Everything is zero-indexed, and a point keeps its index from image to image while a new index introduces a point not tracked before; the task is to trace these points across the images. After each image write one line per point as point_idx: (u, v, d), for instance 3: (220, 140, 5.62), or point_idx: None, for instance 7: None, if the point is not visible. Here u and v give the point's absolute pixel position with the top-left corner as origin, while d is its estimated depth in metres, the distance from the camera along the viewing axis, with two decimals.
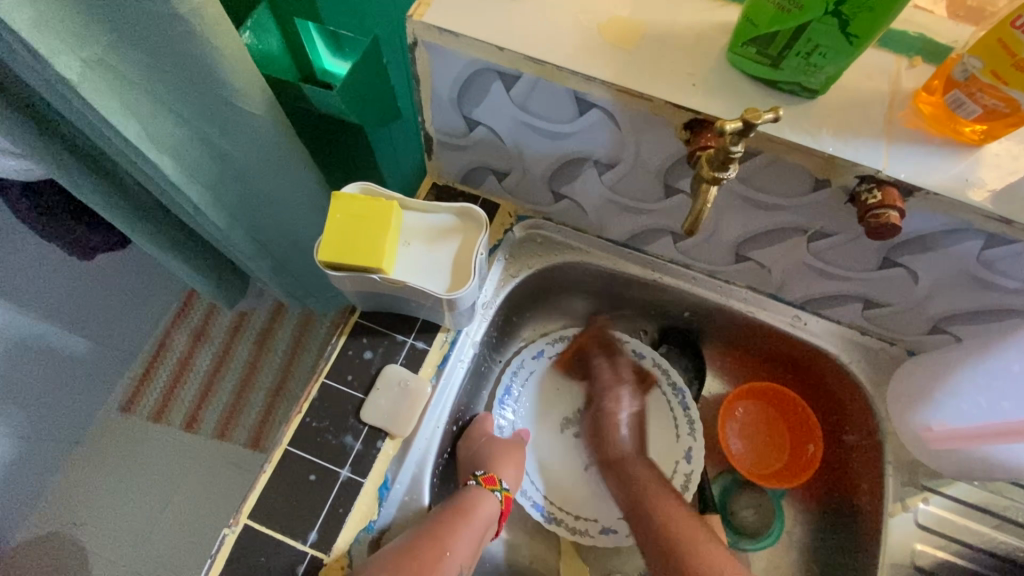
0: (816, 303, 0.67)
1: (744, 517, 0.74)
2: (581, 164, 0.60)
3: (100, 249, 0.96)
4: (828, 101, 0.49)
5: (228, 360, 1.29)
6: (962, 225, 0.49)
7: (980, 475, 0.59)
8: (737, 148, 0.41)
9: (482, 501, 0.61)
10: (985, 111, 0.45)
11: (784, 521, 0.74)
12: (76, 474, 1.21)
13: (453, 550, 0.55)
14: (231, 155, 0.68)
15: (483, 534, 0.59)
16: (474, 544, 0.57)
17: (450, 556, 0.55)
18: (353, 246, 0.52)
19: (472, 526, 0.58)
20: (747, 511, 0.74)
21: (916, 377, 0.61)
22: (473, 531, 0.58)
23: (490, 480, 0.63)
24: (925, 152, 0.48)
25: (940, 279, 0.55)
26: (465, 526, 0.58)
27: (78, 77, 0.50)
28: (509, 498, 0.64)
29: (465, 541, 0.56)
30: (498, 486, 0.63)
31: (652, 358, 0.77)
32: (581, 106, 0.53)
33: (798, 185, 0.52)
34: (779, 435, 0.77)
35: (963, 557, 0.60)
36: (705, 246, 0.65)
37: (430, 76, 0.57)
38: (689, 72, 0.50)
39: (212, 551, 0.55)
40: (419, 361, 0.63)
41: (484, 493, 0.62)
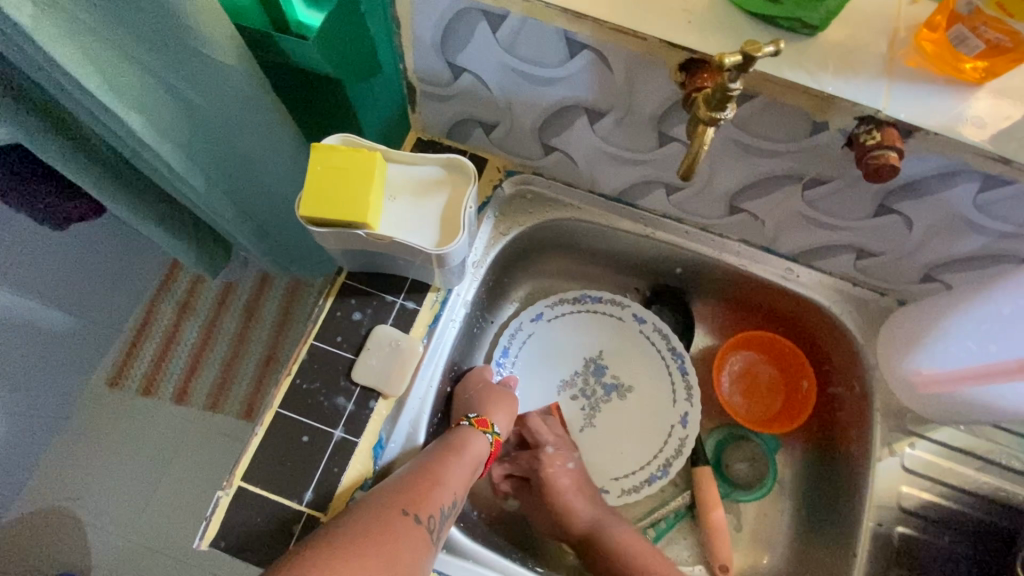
0: (809, 255, 0.66)
1: (738, 469, 0.76)
2: (572, 113, 0.58)
3: (74, 218, 0.92)
4: (828, 38, 0.47)
5: (214, 331, 1.27)
6: (961, 166, 0.48)
7: (966, 419, 0.60)
8: (736, 85, 0.39)
9: (473, 437, 0.61)
10: (988, 46, 0.44)
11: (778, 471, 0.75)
12: (67, 449, 1.20)
13: (445, 480, 0.56)
14: (203, 109, 0.64)
15: (474, 469, 0.60)
16: (464, 478, 0.58)
17: (443, 486, 0.55)
18: (335, 200, 0.50)
19: (462, 460, 0.58)
20: (740, 464, 0.76)
21: (908, 323, 0.61)
22: (463, 464, 0.58)
23: (483, 423, 0.64)
24: (926, 91, 0.47)
25: (935, 225, 0.55)
26: (456, 460, 0.58)
27: (29, 21, 0.45)
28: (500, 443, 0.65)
29: (456, 472, 0.57)
30: (490, 429, 0.64)
31: (651, 322, 0.77)
32: (571, 48, 0.50)
33: (795, 129, 0.50)
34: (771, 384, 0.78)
35: (948, 498, 0.62)
36: (699, 198, 0.64)
37: (410, 18, 0.54)
38: (685, 8, 0.47)
39: (207, 514, 0.54)
40: (410, 320, 0.62)
41: (475, 432, 0.62)
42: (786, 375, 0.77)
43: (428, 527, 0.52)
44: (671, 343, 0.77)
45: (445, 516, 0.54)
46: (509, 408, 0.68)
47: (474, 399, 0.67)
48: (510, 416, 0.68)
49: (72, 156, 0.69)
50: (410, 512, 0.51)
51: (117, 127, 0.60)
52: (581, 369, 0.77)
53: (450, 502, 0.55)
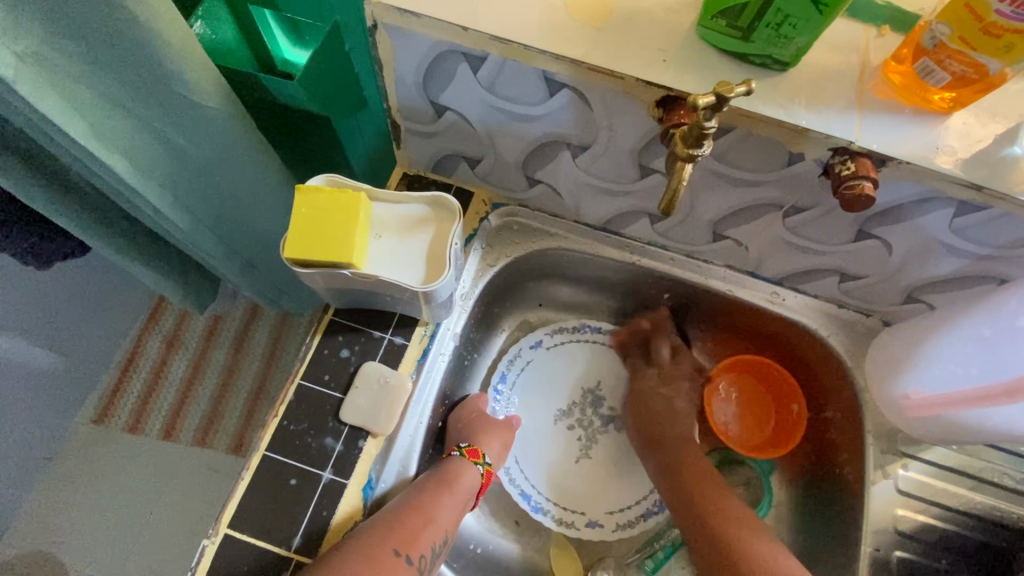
0: (794, 279, 0.67)
1: (735, 493, 0.75)
2: (554, 148, 0.59)
3: (58, 257, 0.91)
4: (800, 73, 0.49)
5: (203, 366, 1.25)
6: (934, 193, 0.49)
7: (956, 439, 0.60)
8: (712, 123, 0.40)
9: (465, 471, 0.61)
10: (954, 78, 0.45)
11: (773, 494, 0.75)
12: (49, 492, 1.17)
13: (438, 518, 0.55)
14: (189, 151, 0.64)
15: (465, 504, 0.59)
16: (456, 513, 0.57)
17: (435, 525, 0.55)
18: (322, 241, 0.50)
19: (454, 496, 0.58)
20: (736, 488, 0.75)
21: (894, 345, 0.62)
22: (456, 499, 0.58)
23: (474, 453, 0.63)
24: (897, 122, 0.48)
25: (914, 248, 0.56)
26: (449, 495, 0.57)
27: (13, 74, 0.46)
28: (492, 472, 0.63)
29: (450, 509, 0.56)
30: (481, 459, 0.63)
31: (651, 359, 0.79)
32: (551, 87, 0.51)
33: (773, 159, 0.51)
34: (763, 408, 0.77)
35: (944, 520, 0.61)
36: (684, 225, 0.64)
37: (393, 60, 0.55)
38: (660, 47, 0.49)
39: (191, 563, 0.53)
40: (398, 356, 0.61)
41: (466, 463, 0.61)
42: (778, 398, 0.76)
43: (418, 567, 0.52)
44: (672, 376, 0.77)
45: (435, 554, 0.55)
46: (501, 439, 0.68)
47: (465, 434, 0.66)
48: (500, 451, 0.67)
49: (57, 198, 0.69)
50: (402, 554, 0.51)
51: (102, 171, 0.60)
52: (579, 401, 0.78)
53: (440, 541, 0.55)
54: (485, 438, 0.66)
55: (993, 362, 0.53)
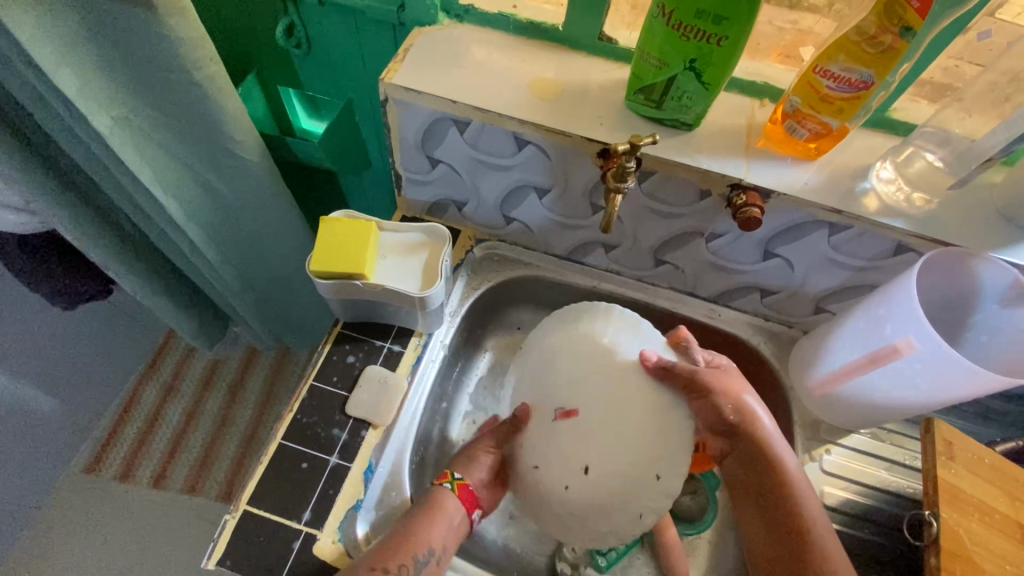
0: (725, 297, 0.81)
1: (683, 503, 0.81)
2: (525, 190, 0.74)
3: (83, 299, 1.05)
4: (702, 132, 0.65)
5: (200, 411, 1.34)
6: (812, 217, 0.64)
7: (865, 424, 0.72)
8: (632, 164, 0.56)
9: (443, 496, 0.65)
10: (811, 133, 0.62)
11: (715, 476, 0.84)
12: (40, 536, 1.21)
13: (416, 534, 0.60)
14: (227, 196, 0.78)
15: (450, 523, 0.63)
16: (438, 530, 0.61)
17: (414, 541, 0.59)
18: (340, 258, 0.63)
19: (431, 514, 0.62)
20: (685, 498, 0.82)
21: (808, 347, 0.75)
22: (432, 518, 0.62)
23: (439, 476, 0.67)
24: (777, 166, 0.64)
25: (808, 264, 0.71)
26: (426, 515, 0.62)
27: (107, 131, 0.61)
28: (465, 486, 0.66)
29: (427, 527, 0.61)
30: (450, 478, 0.67)
31: None
32: (519, 143, 0.67)
33: (689, 195, 0.67)
34: None
35: (864, 495, 0.71)
36: (632, 252, 0.79)
37: (398, 125, 0.71)
38: (599, 114, 0.66)
39: (213, 537, 0.61)
40: (396, 361, 0.73)
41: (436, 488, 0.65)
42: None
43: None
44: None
45: (421, 564, 0.58)
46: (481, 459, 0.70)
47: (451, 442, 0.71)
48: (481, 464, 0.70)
49: (108, 239, 0.82)
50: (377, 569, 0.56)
51: (157, 212, 0.74)
52: None
53: (425, 554, 0.59)
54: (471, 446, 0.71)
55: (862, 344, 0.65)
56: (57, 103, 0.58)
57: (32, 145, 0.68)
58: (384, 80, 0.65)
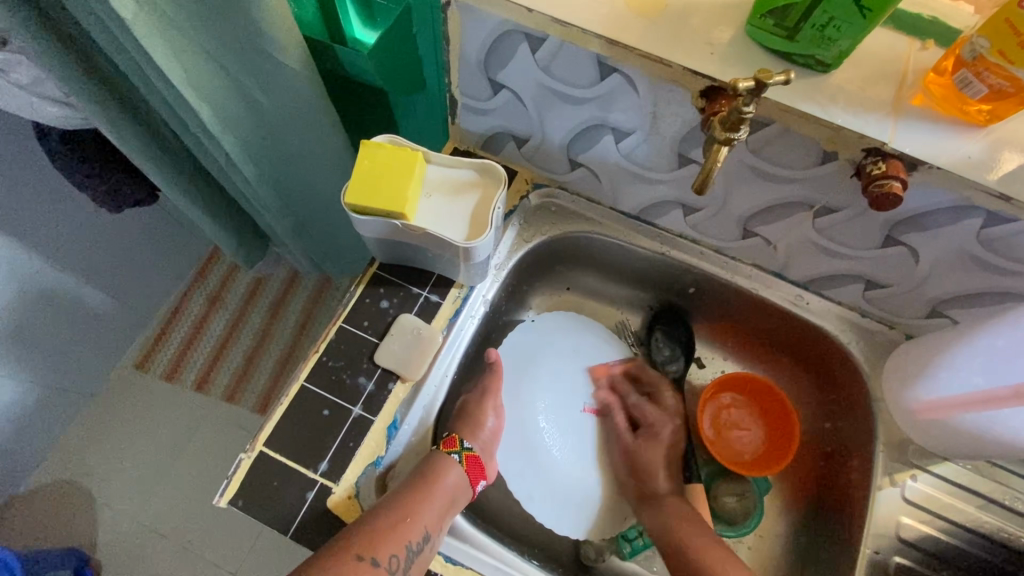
0: (818, 283, 0.69)
1: (726, 504, 0.75)
2: (599, 131, 0.63)
3: (129, 204, 1.03)
4: (841, 77, 0.51)
5: (240, 325, 1.35)
6: (964, 202, 0.51)
7: (969, 453, 0.61)
8: (750, 108, 0.43)
9: (446, 468, 0.59)
10: (991, 91, 0.46)
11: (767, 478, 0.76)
12: (91, 424, 1.28)
13: (414, 517, 0.54)
14: (264, 105, 0.70)
15: (449, 502, 0.57)
16: (436, 512, 0.55)
17: (412, 523, 0.53)
18: (380, 191, 0.55)
19: (433, 495, 0.56)
20: (729, 499, 0.75)
21: (913, 355, 0.63)
22: (433, 501, 0.55)
23: (451, 443, 0.60)
24: (932, 131, 0.50)
25: (939, 258, 0.57)
26: (426, 494, 0.55)
27: (132, 17, 0.53)
28: (473, 459, 0.61)
29: (428, 507, 0.55)
30: (458, 448, 0.61)
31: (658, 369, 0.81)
32: (602, 71, 0.55)
33: (807, 156, 0.54)
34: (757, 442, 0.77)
35: (947, 532, 0.62)
36: (716, 219, 0.67)
37: (459, 36, 0.59)
38: (709, 41, 0.52)
39: (228, 473, 0.58)
40: (433, 312, 0.66)
41: (443, 456, 0.59)
42: (770, 437, 0.78)
43: (388, 568, 0.51)
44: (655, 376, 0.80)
45: (413, 552, 0.53)
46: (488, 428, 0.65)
47: (473, 412, 0.65)
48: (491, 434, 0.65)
49: (144, 142, 0.77)
50: (365, 557, 0.50)
51: (190, 118, 0.67)
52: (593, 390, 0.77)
53: (421, 538, 0.54)
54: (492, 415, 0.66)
55: (1003, 372, 0.55)
56: None
57: (61, 31, 0.60)
58: None
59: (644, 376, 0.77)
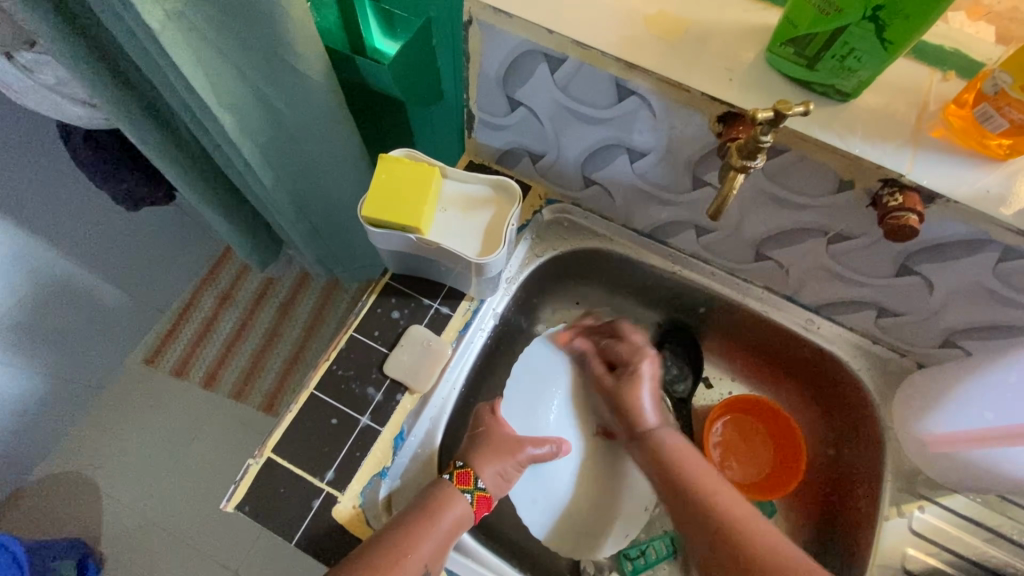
0: (830, 308, 0.69)
1: None
2: (615, 151, 0.63)
3: (146, 202, 1.04)
4: (861, 106, 0.51)
5: (250, 324, 1.36)
6: (981, 235, 0.50)
7: (979, 486, 0.61)
8: (768, 138, 0.43)
9: (453, 502, 0.58)
10: (1012, 126, 0.46)
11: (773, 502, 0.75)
12: (99, 416, 1.30)
13: (414, 554, 0.54)
14: (283, 114, 0.71)
15: (451, 536, 0.57)
16: (436, 547, 0.55)
17: (412, 559, 0.53)
18: (396, 205, 0.55)
19: (436, 531, 0.55)
20: None
21: (924, 386, 0.63)
22: (434, 537, 0.55)
23: (463, 480, 0.60)
24: (950, 164, 0.50)
25: (955, 289, 0.57)
26: (428, 530, 0.55)
27: (160, 27, 0.54)
28: (485, 500, 0.60)
29: (428, 544, 0.55)
30: (471, 486, 0.60)
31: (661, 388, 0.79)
32: (620, 93, 0.55)
33: (823, 184, 0.54)
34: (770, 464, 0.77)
35: (955, 567, 0.61)
36: (728, 241, 0.67)
37: (479, 54, 0.60)
38: (728, 67, 0.52)
39: (236, 477, 0.58)
40: (442, 324, 0.66)
41: (454, 492, 0.58)
42: (778, 463, 0.77)
43: None
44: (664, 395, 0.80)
45: None
46: (507, 462, 0.63)
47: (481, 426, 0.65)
48: (507, 470, 0.63)
49: (165, 145, 0.78)
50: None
51: (212, 126, 0.69)
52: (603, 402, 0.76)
53: (419, 573, 0.54)
54: (512, 451, 0.63)
55: (1009, 405, 0.55)
56: None
57: (89, 38, 0.62)
58: None
59: (621, 334, 0.74)
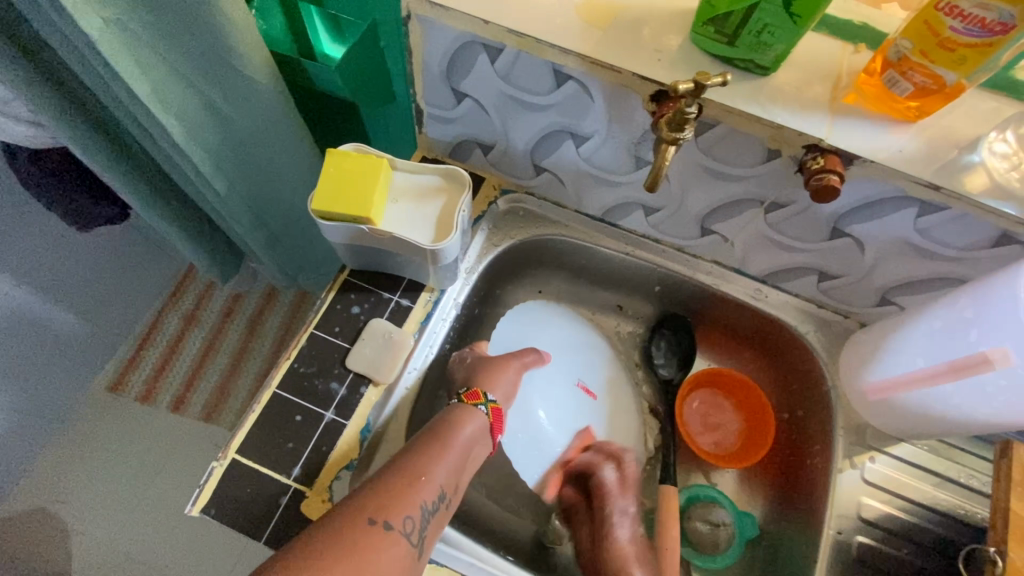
0: (776, 277, 0.72)
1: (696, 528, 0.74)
2: (560, 136, 0.65)
3: (100, 222, 1.02)
4: (780, 79, 0.55)
5: (217, 343, 1.33)
6: (901, 193, 0.54)
7: (923, 432, 0.64)
8: (693, 109, 0.46)
9: (467, 418, 0.59)
10: (916, 88, 0.50)
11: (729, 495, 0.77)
12: (61, 449, 1.25)
13: (428, 476, 0.53)
14: (232, 118, 0.71)
15: (467, 455, 0.57)
16: (452, 470, 0.55)
17: (426, 482, 0.52)
18: (347, 198, 0.56)
19: (448, 455, 0.55)
20: (701, 524, 0.75)
21: (869, 340, 0.66)
22: (449, 457, 0.55)
23: (474, 396, 0.61)
24: (866, 127, 0.53)
25: (883, 248, 0.61)
26: (440, 451, 0.55)
27: (99, 35, 0.53)
28: (498, 411, 0.61)
29: (442, 466, 0.54)
30: (483, 400, 0.61)
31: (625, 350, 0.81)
32: (558, 78, 0.58)
33: (753, 154, 0.57)
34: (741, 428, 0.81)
35: (906, 511, 0.64)
36: (675, 218, 0.70)
37: (422, 49, 0.61)
38: (656, 48, 0.55)
39: (200, 482, 0.58)
40: (404, 316, 0.67)
41: (467, 409, 0.60)
42: (747, 428, 0.81)
43: (403, 532, 0.49)
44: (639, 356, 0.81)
45: (428, 514, 0.51)
46: (510, 373, 0.65)
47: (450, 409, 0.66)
48: (512, 382, 0.65)
49: (113, 159, 0.77)
50: (378, 521, 0.48)
51: (158, 135, 0.68)
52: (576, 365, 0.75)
53: (436, 498, 0.52)
54: None
55: (934, 349, 0.57)
56: None
57: (26, 51, 0.61)
58: None
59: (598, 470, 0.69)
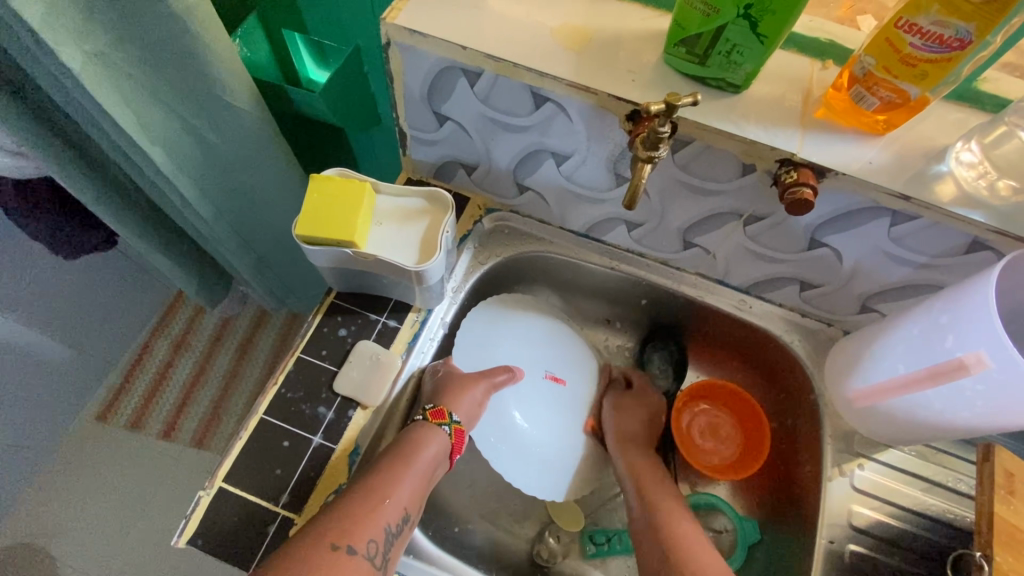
0: (759, 287, 0.73)
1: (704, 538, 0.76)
2: (541, 156, 0.66)
3: (86, 250, 1.02)
4: (752, 96, 0.56)
5: (207, 368, 1.32)
6: (874, 204, 0.55)
7: (909, 438, 0.65)
8: (665, 129, 0.47)
9: (430, 439, 0.60)
10: (882, 103, 0.52)
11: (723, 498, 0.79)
12: (48, 481, 1.23)
13: (392, 497, 0.54)
14: (217, 145, 0.72)
15: (431, 473, 0.59)
16: (416, 490, 0.56)
17: (390, 503, 0.54)
18: (330, 222, 0.57)
19: (413, 473, 0.56)
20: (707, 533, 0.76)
21: (852, 347, 0.67)
22: (412, 477, 0.56)
23: (439, 415, 0.61)
24: (836, 141, 0.54)
25: (860, 257, 0.62)
26: (405, 470, 0.56)
27: (81, 67, 0.54)
28: (461, 433, 0.62)
29: (405, 486, 0.55)
30: (447, 421, 0.61)
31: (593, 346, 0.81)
32: (537, 100, 0.59)
33: (729, 170, 0.58)
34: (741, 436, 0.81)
35: (897, 518, 0.64)
36: (657, 232, 0.71)
37: (402, 74, 0.62)
38: (631, 69, 0.57)
39: (187, 512, 0.57)
40: (391, 337, 0.67)
41: (429, 431, 0.60)
42: (745, 437, 0.80)
43: (365, 555, 0.51)
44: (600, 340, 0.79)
45: (390, 537, 0.53)
46: (476, 392, 0.65)
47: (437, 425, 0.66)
48: (478, 400, 0.65)
49: (96, 187, 0.77)
50: (341, 546, 0.50)
51: (143, 162, 0.68)
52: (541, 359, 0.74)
53: (400, 519, 0.55)
54: None
55: (912, 355, 0.58)
56: (17, 31, 0.49)
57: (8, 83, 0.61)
58: (387, 20, 0.57)
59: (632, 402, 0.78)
